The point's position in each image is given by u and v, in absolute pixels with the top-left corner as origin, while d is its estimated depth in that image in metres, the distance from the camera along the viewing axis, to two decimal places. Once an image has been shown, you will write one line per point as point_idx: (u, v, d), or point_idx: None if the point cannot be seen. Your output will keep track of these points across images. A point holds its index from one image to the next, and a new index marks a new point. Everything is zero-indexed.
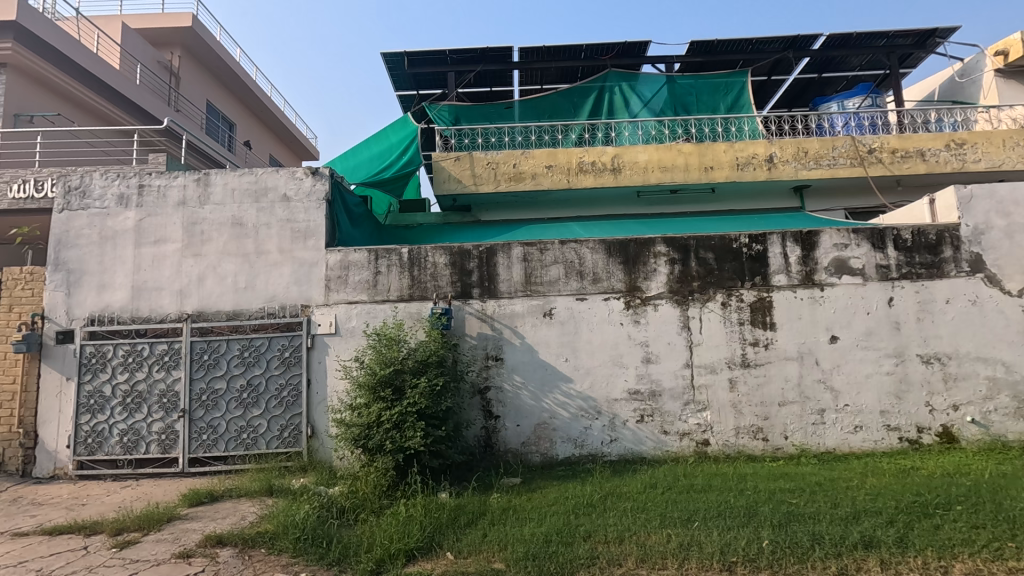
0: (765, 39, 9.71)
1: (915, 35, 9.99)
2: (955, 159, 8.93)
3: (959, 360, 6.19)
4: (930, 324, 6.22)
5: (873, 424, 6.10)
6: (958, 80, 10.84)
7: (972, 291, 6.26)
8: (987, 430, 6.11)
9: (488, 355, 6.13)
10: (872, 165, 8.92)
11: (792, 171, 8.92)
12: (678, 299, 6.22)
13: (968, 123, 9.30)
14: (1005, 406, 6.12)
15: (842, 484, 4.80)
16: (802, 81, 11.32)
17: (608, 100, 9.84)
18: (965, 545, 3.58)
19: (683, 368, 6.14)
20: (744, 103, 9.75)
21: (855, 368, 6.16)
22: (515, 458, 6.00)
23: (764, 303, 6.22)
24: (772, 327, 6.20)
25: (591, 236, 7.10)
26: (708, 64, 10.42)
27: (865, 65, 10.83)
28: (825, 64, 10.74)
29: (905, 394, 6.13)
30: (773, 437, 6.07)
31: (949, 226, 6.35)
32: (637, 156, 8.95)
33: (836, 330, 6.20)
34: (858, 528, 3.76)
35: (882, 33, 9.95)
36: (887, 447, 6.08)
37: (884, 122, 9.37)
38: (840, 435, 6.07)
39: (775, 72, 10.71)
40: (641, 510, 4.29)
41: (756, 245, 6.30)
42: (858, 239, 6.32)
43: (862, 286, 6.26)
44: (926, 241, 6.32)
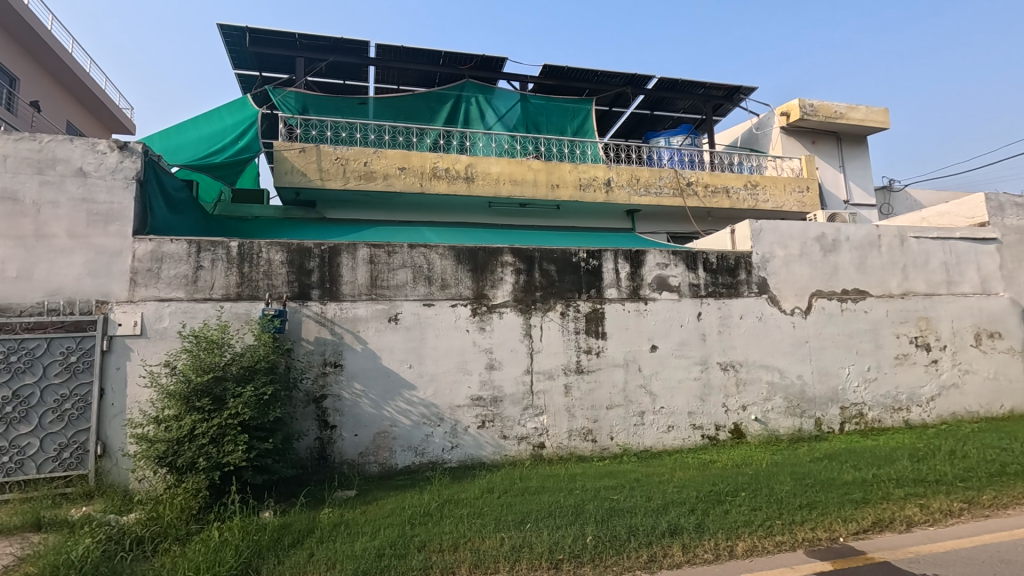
0: (608, 73, 10.63)
1: (725, 89, 11.70)
2: (750, 198, 10.59)
3: (748, 367, 7.31)
4: (727, 336, 7.26)
5: (682, 424, 6.91)
6: (755, 132, 12.90)
7: (759, 309, 7.45)
8: (766, 426, 7.28)
9: (326, 360, 5.77)
10: (689, 197, 10.20)
11: (626, 195, 9.83)
12: (522, 308, 6.47)
13: (760, 168, 11.14)
14: (779, 405, 7.36)
15: (656, 478, 5.36)
16: (636, 116, 12.61)
17: (464, 109, 9.98)
18: (747, 525, 4.20)
19: (524, 374, 6.38)
20: (588, 129, 10.57)
21: (670, 374, 6.94)
22: (350, 469, 5.71)
23: (597, 313, 6.74)
24: (604, 337, 6.73)
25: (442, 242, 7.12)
26: (558, 88, 11.09)
27: (687, 108, 12.41)
28: (656, 103, 12.08)
29: (707, 396, 7.06)
30: (600, 438, 6.57)
31: (744, 253, 7.51)
32: (490, 167, 9.17)
33: (656, 340, 6.93)
34: (666, 518, 4.21)
35: (700, 83, 11.50)
36: (692, 443, 6.93)
37: (699, 160, 10.81)
38: (656, 435, 6.78)
39: (615, 104, 11.78)
40: (477, 516, 4.32)
41: (592, 260, 6.81)
42: (676, 260, 7.16)
43: (677, 302, 7.09)
44: (727, 265, 7.38)
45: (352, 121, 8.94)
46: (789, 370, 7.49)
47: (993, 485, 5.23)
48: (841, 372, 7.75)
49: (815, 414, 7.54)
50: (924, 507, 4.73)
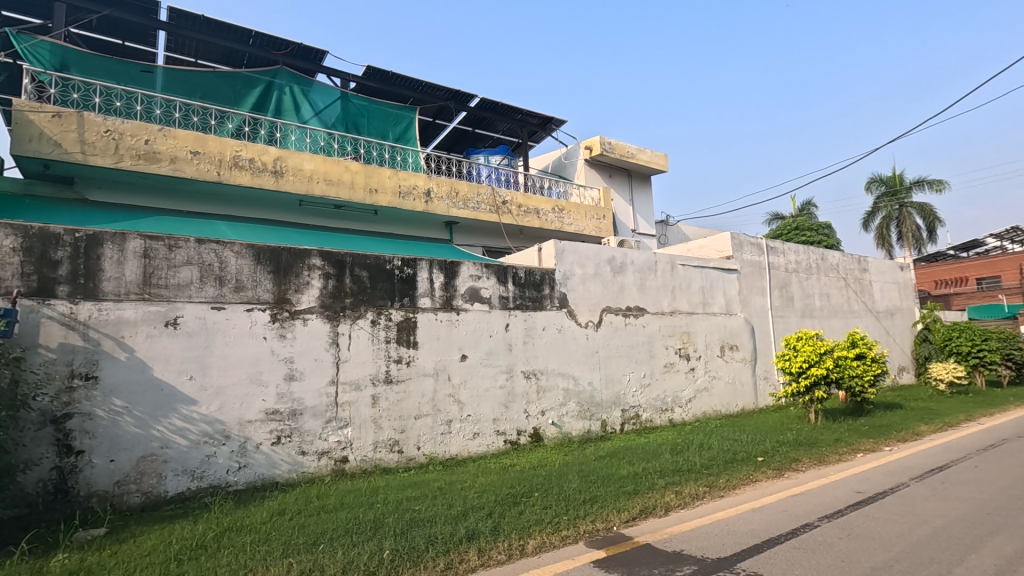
0: (432, 85, 10.76)
1: (540, 117, 12.69)
2: (557, 220, 11.57)
3: (548, 375, 7.92)
4: (531, 346, 7.79)
5: (486, 430, 7.18)
6: (563, 160, 14.19)
7: (558, 321, 8.16)
8: (561, 429, 7.95)
9: (74, 372, 4.74)
10: (504, 214, 10.76)
11: (445, 208, 10.00)
12: (329, 315, 6.12)
13: (566, 194, 12.27)
14: (572, 410, 8.11)
15: (458, 486, 5.47)
16: (458, 131, 12.95)
17: (276, 98, 9.19)
18: (537, 524, 4.51)
19: (328, 386, 6.03)
20: (410, 138, 10.52)
21: (478, 383, 7.18)
22: (101, 503, 4.74)
23: (409, 322, 6.68)
24: (414, 346, 6.70)
25: (240, 239, 6.42)
26: (381, 92, 10.88)
27: (505, 131, 13.15)
28: (477, 121, 12.56)
29: (511, 403, 7.46)
30: (407, 449, 6.49)
31: (548, 270, 8.17)
32: (302, 163, 8.56)
33: (466, 350, 7.12)
34: (465, 524, 4.32)
35: (518, 109, 12.29)
36: (495, 449, 7.23)
37: (514, 181, 11.49)
38: (462, 442, 6.94)
39: (439, 117, 11.95)
40: (262, 542, 3.92)
41: (407, 268, 6.75)
42: (488, 273, 7.47)
43: (487, 313, 7.39)
44: (533, 280, 7.95)
45: (131, 90, 7.60)
46: (582, 378, 8.32)
47: (727, 470, 6.44)
48: (622, 379, 8.85)
49: (602, 416, 8.46)
50: (678, 493, 5.60)
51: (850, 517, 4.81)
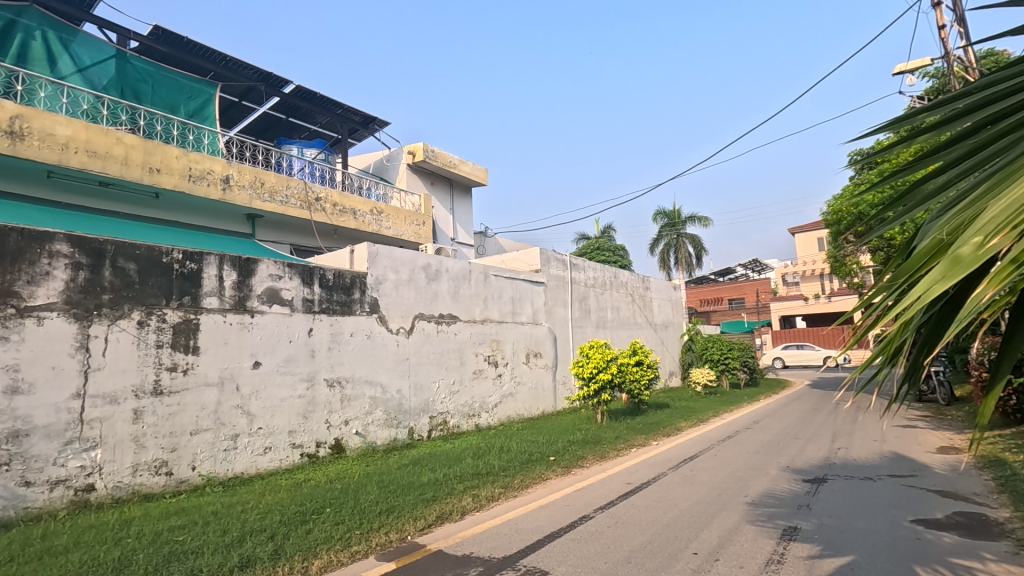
0: (239, 62, 9.73)
1: (362, 116, 12.34)
2: (375, 223, 11.24)
3: (353, 383, 7.60)
4: (336, 352, 7.41)
5: (280, 444, 6.60)
6: (385, 162, 13.95)
7: (368, 327, 7.91)
8: (365, 439, 7.66)
9: None
10: (316, 211, 10.09)
11: (247, 198, 9.04)
12: (78, 313, 5.07)
13: (386, 197, 12.02)
14: (378, 418, 7.89)
15: (239, 508, 4.93)
16: (269, 117, 11.86)
17: (20, 42, 7.42)
18: (326, 542, 4.26)
19: (71, 400, 4.97)
20: (207, 116, 9.33)
21: (272, 393, 6.58)
22: None
23: (189, 324, 5.87)
24: (195, 351, 5.89)
25: None
26: (174, 59, 9.49)
27: (324, 123, 12.44)
28: (291, 109, 11.67)
29: (310, 414, 6.98)
30: (178, 470, 5.64)
31: (359, 273, 7.89)
32: (54, 127, 7.00)
33: (260, 356, 6.48)
34: (240, 551, 3.90)
35: (338, 103, 11.74)
36: (289, 463, 6.67)
37: (330, 178, 10.91)
38: (250, 458, 6.27)
39: (246, 98, 10.83)
40: None
41: (189, 263, 5.92)
42: (290, 273, 6.93)
43: (288, 316, 6.84)
44: (342, 283, 7.60)
45: None
46: (390, 385, 8.15)
47: (523, 471, 6.85)
48: (432, 386, 8.89)
49: (409, 424, 8.37)
50: (476, 496, 5.78)
51: (619, 507, 5.45)
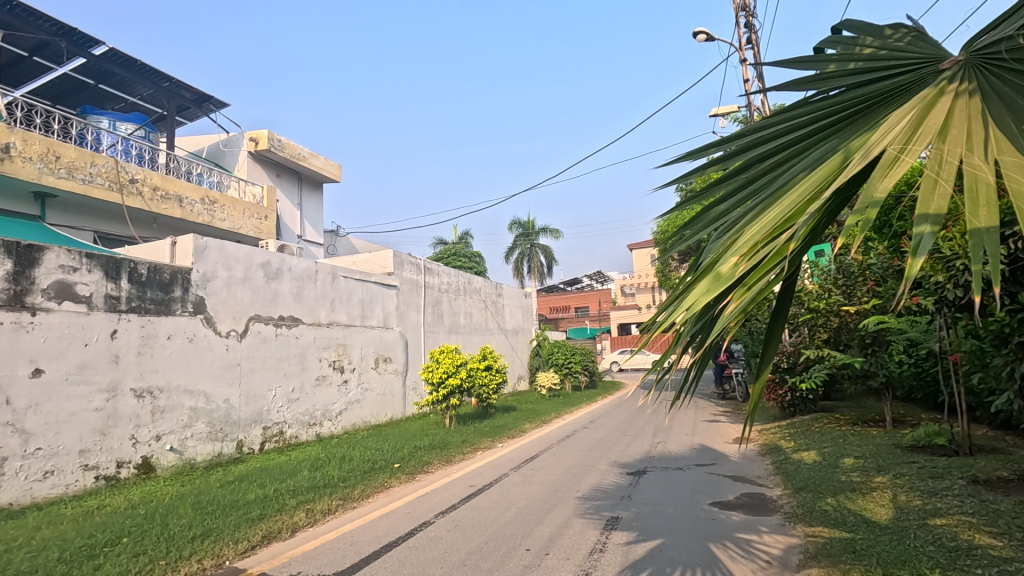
0: (31, 11, 8.23)
1: (195, 93, 11.12)
2: (205, 213, 10.09)
3: (169, 393, 6.71)
4: (148, 358, 6.49)
5: (67, 467, 5.57)
6: (222, 148, 12.64)
7: (191, 329, 7.05)
8: (181, 456, 6.78)
9: None
10: (130, 195, 8.77)
11: (35, 173, 7.56)
12: None
13: (221, 185, 10.89)
14: (199, 432, 7.04)
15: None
16: (73, 82, 10.05)
17: None
18: None
19: None
20: None
21: (59, 406, 5.56)
22: None
23: None
24: None
25: None
26: None
27: (146, 96, 10.94)
28: (103, 75, 10.08)
29: (110, 430, 6.02)
30: None
31: (182, 268, 7.02)
32: None
33: (42, 362, 5.45)
34: None
35: (165, 76, 10.43)
36: (79, 489, 5.66)
37: (150, 159, 9.61)
38: (22, 486, 5.20)
39: (40, 54, 9.14)
40: None
41: None
42: (90, 264, 5.95)
43: (84, 315, 5.85)
44: (159, 279, 6.70)
45: None
46: (216, 394, 7.34)
47: (363, 480, 6.59)
48: (267, 395, 8.18)
49: (237, 437, 7.60)
50: (309, 511, 5.42)
51: (460, 510, 5.50)
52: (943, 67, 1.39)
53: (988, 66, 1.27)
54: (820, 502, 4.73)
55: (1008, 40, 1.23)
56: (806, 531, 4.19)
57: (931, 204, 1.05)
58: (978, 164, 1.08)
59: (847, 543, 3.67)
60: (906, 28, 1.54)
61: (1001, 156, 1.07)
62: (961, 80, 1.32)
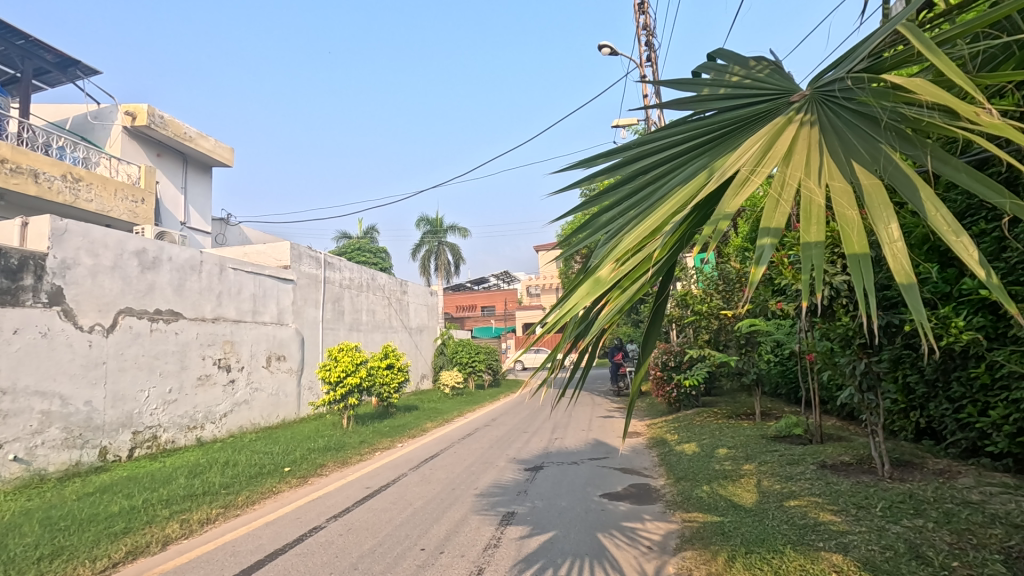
0: None
1: (58, 57, 9.90)
2: (68, 192, 8.96)
3: (14, 395, 5.89)
4: None
5: None
6: (91, 120, 11.31)
7: (44, 323, 6.24)
8: (28, 466, 5.96)
9: None
10: None
11: None
12: None
13: (88, 162, 9.74)
14: (52, 438, 6.24)
15: None
16: None
17: None
18: None
19: None
20: None
21: None
22: None
23: None
24: None
25: None
26: None
27: None
28: None
29: None
30: None
31: (35, 254, 6.20)
32: None
33: None
34: None
35: (20, 33, 9.18)
36: None
37: None
38: None
39: None
40: None
41: None
42: None
43: None
44: (5, 265, 5.86)
45: None
46: (74, 397, 6.54)
47: (249, 486, 6.18)
48: (138, 396, 7.43)
49: (100, 443, 6.81)
50: (185, 521, 4.99)
51: (354, 513, 5.33)
52: (793, 100, 1.56)
53: (828, 102, 1.46)
54: (697, 489, 5.13)
55: (841, 80, 1.42)
56: (684, 517, 4.52)
57: (774, 220, 1.19)
58: (814, 188, 1.23)
59: (717, 526, 4.02)
60: (767, 61, 1.74)
61: (831, 181, 1.24)
62: (807, 112, 1.49)
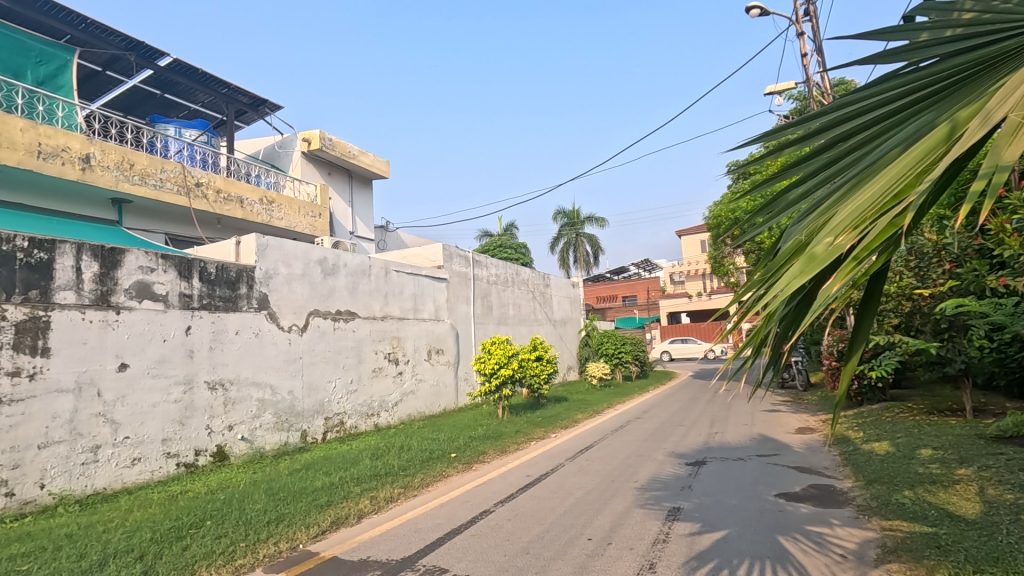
0: (102, 27, 8.98)
1: (251, 98, 11.63)
2: (265, 213, 10.52)
3: (239, 385, 7.08)
4: (219, 352, 6.87)
5: (151, 454, 6.00)
6: (277, 149, 13.13)
7: (256, 325, 7.40)
8: (252, 444, 7.15)
9: None
10: (196, 198, 9.27)
11: (111, 180, 8.10)
12: None
13: (278, 186, 11.33)
14: (267, 422, 7.40)
15: (100, 528, 4.56)
16: (141, 92, 10.78)
17: None
18: (206, 558, 3.98)
19: None
20: (63, 84, 8.46)
21: (141, 398, 5.97)
22: None
23: (37, 322, 5.18)
24: (44, 353, 5.21)
25: None
26: (17, 16, 8.41)
27: (207, 103, 11.55)
28: (167, 85, 10.73)
29: (188, 420, 6.42)
30: (23, 490, 4.93)
31: (247, 267, 7.38)
32: None
33: (126, 358, 5.86)
34: None
35: (223, 83, 10.97)
36: (162, 475, 6.08)
37: (214, 163, 10.10)
38: (114, 472, 5.64)
39: (110, 68, 10.04)
40: None
41: (38, 252, 5.22)
42: (165, 265, 6.34)
43: (161, 313, 6.25)
44: (227, 277, 7.06)
45: None
46: (281, 386, 7.68)
47: (423, 469, 6.77)
48: (327, 386, 8.50)
49: (301, 427, 7.93)
50: (374, 498, 5.61)
51: (518, 499, 5.55)
52: None
53: None
54: (896, 494, 4.51)
55: None
56: (883, 524, 4.01)
57: None
58: None
59: (931, 539, 3.49)
60: None
61: None
62: None
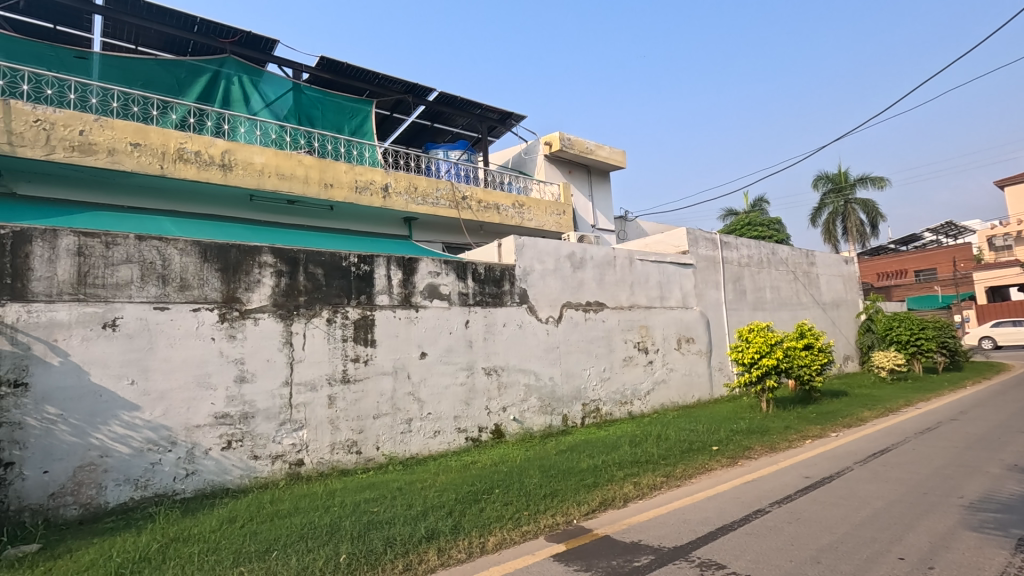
0: (389, 78, 11.00)
1: (499, 113, 12.89)
2: (517, 216, 11.57)
3: (509, 371, 7.94)
4: (491, 342, 7.81)
5: (447, 428, 7.15)
6: (523, 156, 14.27)
7: (519, 317, 8.20)
8: (522, 425, 7.96)
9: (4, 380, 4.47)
10: (464, 210, 10.71)
11: (403, 203, 9.88)
12: (282, 313, 5.99)
13: (527, 189, 12.32)
14: (533, 405, 8.13)
15: (418, 485, 5.62)
16: (417, 125, 12.90)
17: (223, 88, 9.18)
18: (498, 520, 4.58)
19: (281, 387, 5.90)
20: (366, 130, 10.64)
21: (437, 381, 7.15)
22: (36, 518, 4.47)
23: (366, 320, 6.62)
24: (373, 344, 6.64)
25: (196, 236, 6.59)
26: (335, 83, 10.90)
27: (465, 125, 13.21)
28: (436, 115, 12.59)
29: (472, 400, 7.46)
30: (365, 449, 6.40)
31: (508, 266, 8.22)
32: (251, 156, 8.32)
33: (425, 347, 7.09)
34: (425, 524, 4.39)
35: (477, 104, 12.39)
36: (456, 446, 7.20)
37: (474, 176, 11.51)
38: (423, 441, 6.89)
39: (396, 110, 12.24)
40: (211, 552, 3.88)
41: (363, 265, 6.68)
42: (447, 269, 7.48)
43: (446, 309, 7.39)
44: (493, 276, 7.98)
45: (106, 87, 7.55)
46: (543, 373, 8.35)
47: (684, 459, 6.60)
48: (583, 373, 8.94)
49: (563, 411, 8.50)
50: (637, 484, 5.69)
51: (799, 502, 4.99)
52: None
53: None
54: None
55: None
56: None
57: None
58: None
59: None
60: None
61: None
62: None
